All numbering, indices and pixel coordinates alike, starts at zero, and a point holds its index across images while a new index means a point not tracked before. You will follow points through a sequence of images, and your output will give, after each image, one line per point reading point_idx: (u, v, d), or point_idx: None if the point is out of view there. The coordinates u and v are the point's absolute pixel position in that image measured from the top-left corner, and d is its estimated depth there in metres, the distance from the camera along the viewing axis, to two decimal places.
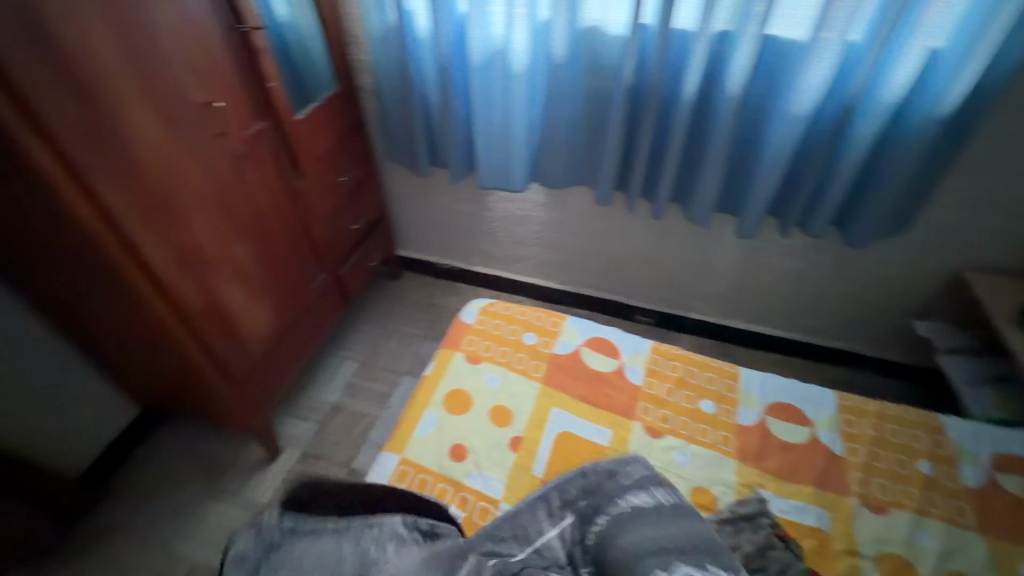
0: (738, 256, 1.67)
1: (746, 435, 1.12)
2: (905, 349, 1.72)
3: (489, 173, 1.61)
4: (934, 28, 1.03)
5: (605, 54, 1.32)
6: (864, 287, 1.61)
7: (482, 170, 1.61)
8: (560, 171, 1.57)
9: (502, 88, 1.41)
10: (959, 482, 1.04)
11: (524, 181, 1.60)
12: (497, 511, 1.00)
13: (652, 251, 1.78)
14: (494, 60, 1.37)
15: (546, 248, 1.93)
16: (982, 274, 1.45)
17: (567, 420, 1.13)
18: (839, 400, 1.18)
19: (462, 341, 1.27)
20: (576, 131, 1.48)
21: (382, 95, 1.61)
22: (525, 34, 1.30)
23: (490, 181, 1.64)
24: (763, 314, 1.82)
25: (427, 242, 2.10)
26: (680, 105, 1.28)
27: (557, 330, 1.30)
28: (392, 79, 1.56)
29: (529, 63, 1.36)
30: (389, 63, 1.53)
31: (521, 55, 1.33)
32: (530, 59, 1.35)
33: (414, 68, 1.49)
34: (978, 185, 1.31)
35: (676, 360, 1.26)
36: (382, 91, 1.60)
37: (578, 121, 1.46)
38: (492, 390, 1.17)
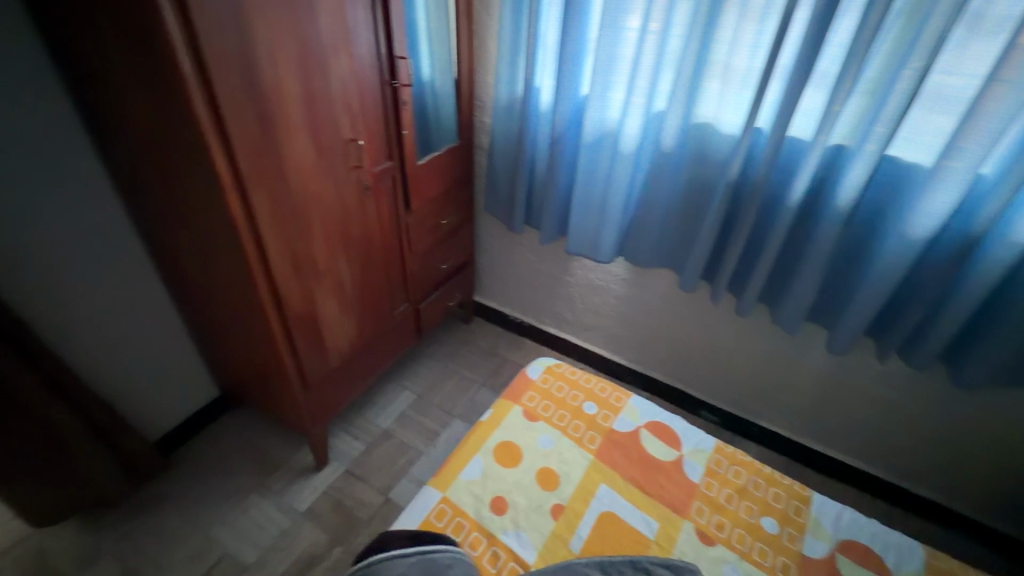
0: (823, 372, 1.58)
1: (810, 569, 1.02)
2: (1013, 520, 1.49)
3: (579, 240, 1.67)
4: None
5: (713, 149, 1.37)
6: (971, 436, 1.44)
7: (572, 236, 1.68)
8: (649, 250, 1.60)
9: (608, 165, 1.50)
10: None
11: (610, 254, 1.65)
12: None
13: (728, 347, 1.72)
14: (604, 140, 1.47)
15: (619, 323, 1.93)
16: None
17: (614, 500, 1.09)
18: (928, 557, 1.04)
19: (523, 395, 1.28)
20: (671, 216, 1.51)
21: (494, 154, 1.76)
22: (638, 121, 1.38)
23: (579, 248, 1.70)
24: (844, 441, 1.67)
25: (504, 294, 2.17)
26: (784, 209, 1.28)
27: (619, 405, 1.28)
28: (507, 142, 1.70)
29: (637, 147, 1.44)
30: (507, 129, 1.68)
31: (631, 139, 1.41)
32: (638, 143, 1.43)
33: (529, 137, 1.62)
34: None
35: (741, 466, 1.18)
36: (496, 151, 1.75)
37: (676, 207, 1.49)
38: (543, 451, 1.16)
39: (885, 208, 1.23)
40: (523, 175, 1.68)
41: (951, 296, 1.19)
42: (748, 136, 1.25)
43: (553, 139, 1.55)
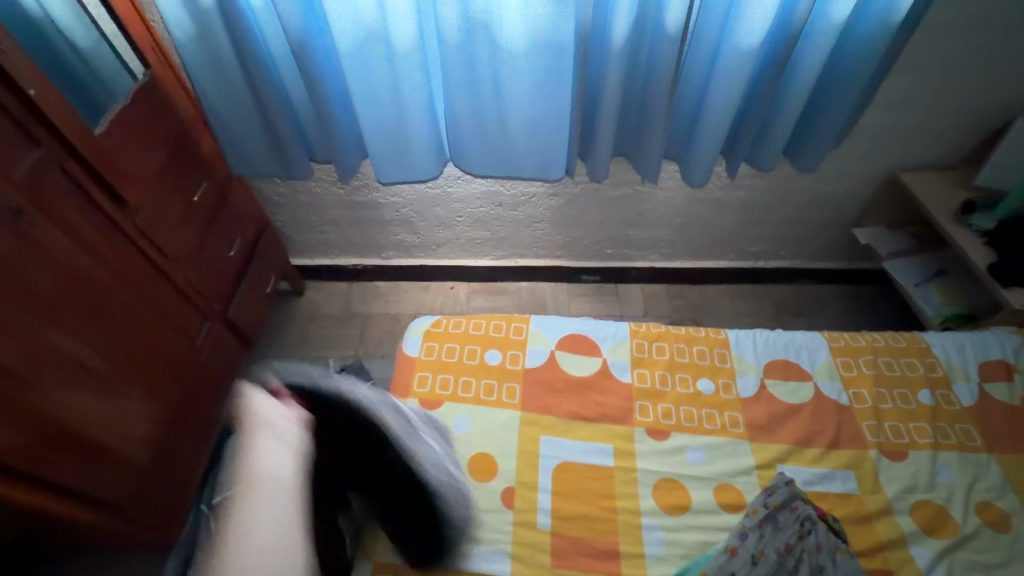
0: (680, 196, 1.56)
1: (752, 408, 1.02)
2: (842, 256, 1.74)
3: (397, 168, 1.29)
4: None
5: (497, 19, 1.02)
6: (805, 202, 1.56)
7: (381, 165, 1.28)
8: (483, 157, 1.29)
9: (388, 77, 1.10)
10: (958, 404, 1.01)
11: (434, 168, 1.32)
12: None
13: (591, 207, 1.62)
14: (368, 42, 1.04)
15: (472, 224, 1.70)
16: (916, 173, 1.43)
17: (561, 448, 0.96)
18: (831, 343, 1.11)
19: (413, 381, 1.02)
20: (481, 111, 1.18)
21: (211, 95, 1.18)
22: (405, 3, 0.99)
23: (394, 173, 1.30)
24: (709, 247, 1.74)
25: (330, 244, 1.78)
26: (615, 51, 1.06)
27: (523, 338, 1.09)
28: (226, 84, 1.15)
29: (417, 45, 1.07)
30: (220, 74, 1.13)
31: (406, 36, 1.04)
32: (417, 42, 1.06)
33: (258, 57, 1.09)
34: (911, 84, 1.27)
35: (662, 340, 1.11)
36: (206, 97, 1.18)
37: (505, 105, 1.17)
38: (464, 437, 0.95)
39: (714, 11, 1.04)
40: (276, 113, 1.19)
41: (783, 100, 1.17)
42: None
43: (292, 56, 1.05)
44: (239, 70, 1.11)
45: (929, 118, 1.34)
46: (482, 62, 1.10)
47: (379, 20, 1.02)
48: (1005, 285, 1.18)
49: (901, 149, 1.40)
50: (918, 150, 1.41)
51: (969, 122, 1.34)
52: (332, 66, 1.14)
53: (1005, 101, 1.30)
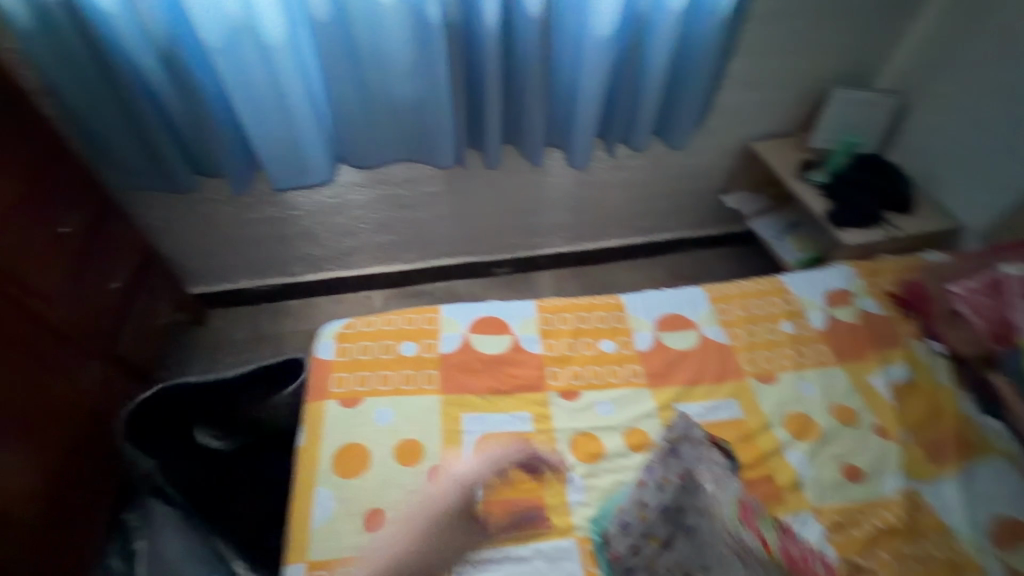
0: (572, 182, 1.68)
1: (650, 359, 1.13)
2: (719, 222, 1.95)
3: (294, 175, 1.33)
4: None
5: (373, 4, 1.07)
6: (680, 177, 1.74)
7: (273, 169, 1.31)
8: (372, 149, 1.34)
9: (264, 67, 1.12)
10: (813, 328, 1.18)
11: (328, 170, 1.36)
12: None
13: (492, 201, 1.69)
14: (238, 37, 1.06)
15: (378, 230, 1.70)
16: (765, 142, 1.65)
17: (482, 422, 1.00)
18: (709, 293, 1.25)
19: (329, 383, 1.02)
20: (372, 97, 1.24)
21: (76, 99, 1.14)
22: None
23: (289, 179, 1.34)
24: (605, 227, 1.88)
25: (230, 266, 1.71)
26: (487, 39, 1.13)
27: (435, 326, 1.12)
28: (89, 84, 1.11)
29: (288, 36, 1.09)
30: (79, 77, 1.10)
31: (276, 30, 1.06)
32: (288, 34, 1.08)
33: (121, 58, 1.07)
34: (754, 66, 1.43)
35: (565, 311, 1.19)
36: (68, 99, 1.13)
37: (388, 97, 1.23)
38: (387, 427, 0.97)
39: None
40: (149, 116, 1.17)
41: (644, 84, 1.29)
42: None
43: (166, 53, 1.08)
44: (102, 80, 1.11)
45: (773, 92, 1.52)
46: (359, 53, 1.15)
47: (244, 14, 1.04)
48: (839, 227, 1.39)
49: (752, 122, 1.59)
50: (764, 122, 1.62)
51: (803, 94, 1.55)
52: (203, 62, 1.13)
53: (823, 75, 1.52)
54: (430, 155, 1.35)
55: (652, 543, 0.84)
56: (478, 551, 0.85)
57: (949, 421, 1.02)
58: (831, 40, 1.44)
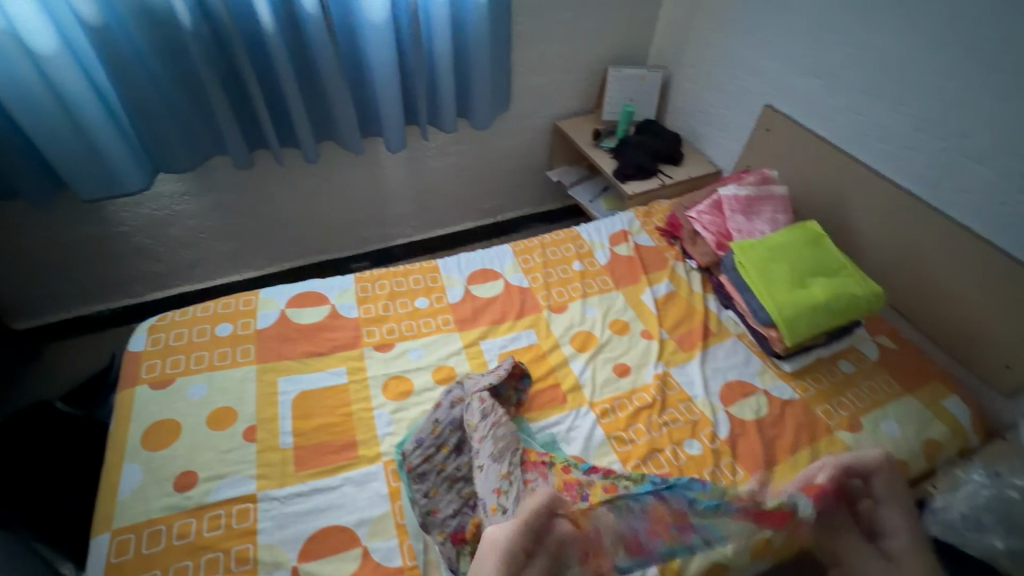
0: (404, 171, 1.81)
1: (459, 308, 1.28)
2: (554, 197, 2.17)
3: (100, 183, 1.33)
4: None
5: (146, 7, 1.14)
6: (505, 158, 1.93)
7: (73, 180, 1.31)
8: (182, 151, 1.39)
9: (36, 73, 1.14)
10: (598, 264, 1.39)
11: (140, 180, 1.38)
12: (256, 542, 0.87)
13: (330, 197, 1.77)
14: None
15: (217, 239, 1.72)
16: (568, 120, 1.88)
17: (298, 381, 1.09)
18: (514, 248, 1.43)
19: (141, 370, 1.06)
20: (170, 98, 1.29)
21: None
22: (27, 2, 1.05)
23: (95, 190, 1.34)
24: (450, 212, 2.03)
25: (57, 295, 1.65)
26: (270, 38, 1.24)
27: (253, 306, 1.20)
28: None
29: (59, 42, 1.12)
30: None
31: (42, 34, 1.09)
32: (58, 39, 1.12)
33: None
34: (534, 51, 1.67)
35: (383, 279, 1.31)
36: None
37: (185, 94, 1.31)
38: (200, 400, 1.03)
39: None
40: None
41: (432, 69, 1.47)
42: None
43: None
44: None
45: (559, 75, 1.77)
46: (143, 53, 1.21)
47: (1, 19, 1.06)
48: (625, 182, 1.64)
49: (551, 103, 1.83)
50: (563, 103, 1.86)
51: (587, 75, 1.80)
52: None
53: (600, 58, 1.78)
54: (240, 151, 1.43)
55: (443, 451, 0.96)
56: (286, 489, 0.93)
57: (697, 317, 1.26)
58: (597, 28, 1.71)
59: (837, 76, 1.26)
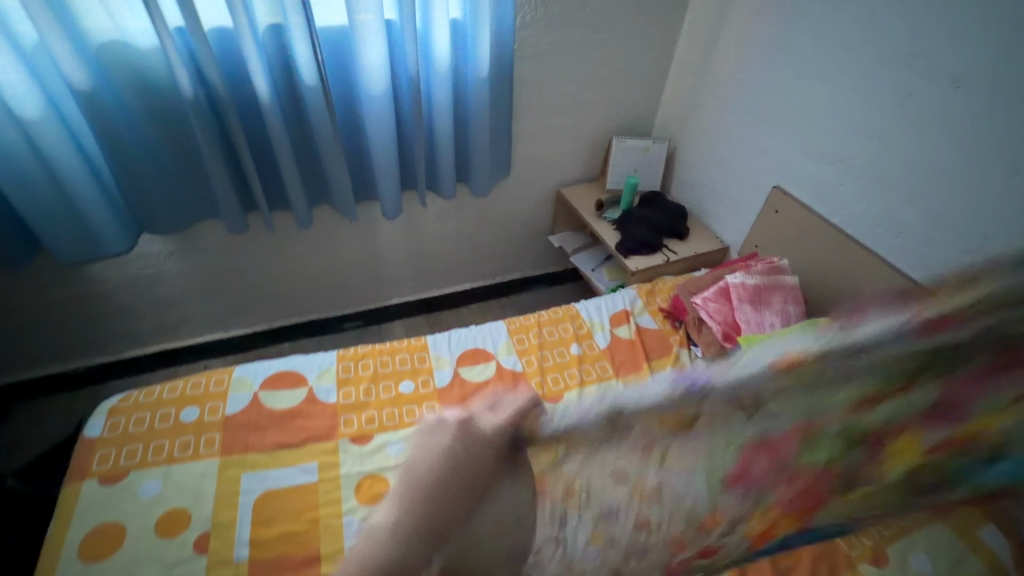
0: (402, 234, 1.76)
1: (447, 394, 1.19)
2: (556, 261, 2.11)
3: (83, 245, 1.29)
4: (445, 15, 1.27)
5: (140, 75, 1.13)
6: (506, 222, 1.89)
7: (52, 241, 1.26)
8: (169, 214, 1.35)
9: (20, 138, 1.10)
10: (597, 347, 1.31)
11: (125, 241, 1.34)
12: None
13: (324, 259, 1.72)
14: None
15: (204, 299, 1.65)
16: (572, 187, 1.85)
17: (262, 479, 0.99)
18: (509, 326, 1.36)
19: (92, 462, 0.97)
20: (160, 162, 1.26)
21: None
22: (13, 67, 1.02)
23: (78, 253, 1.31)
24: (449, 273, 1.96)
25: (32, 355, 1.57)
26: (265, 109, 1.22)
27: (224, 388, 1.11)
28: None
29: (43, 104, 1.08)
30: None
31: (26, 97, 1.05)
32: (41, 101, 1.08)
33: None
34: (537, 120, 1.66)
35: (367, 358, 1.23)
36: None
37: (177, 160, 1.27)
38: (152, 500, 0.93)
39: (342, 60, 1.29)
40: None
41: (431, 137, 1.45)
42: (166, 37, 1.07)
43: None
44: None
45: (563, 144, 1.75)
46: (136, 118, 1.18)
47: None
48: (628, 256, 1.58)
49: (554, 170, 1.80)
50: (567, 170, 1.82)
51: (592, 144, 1.78)
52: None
53: (605, 127, 1.76)
54: (229, 216, 1.38)
55: None
56: None
57: None
58: (603, 100, 1.69)
59: (849, 164, 1.20)
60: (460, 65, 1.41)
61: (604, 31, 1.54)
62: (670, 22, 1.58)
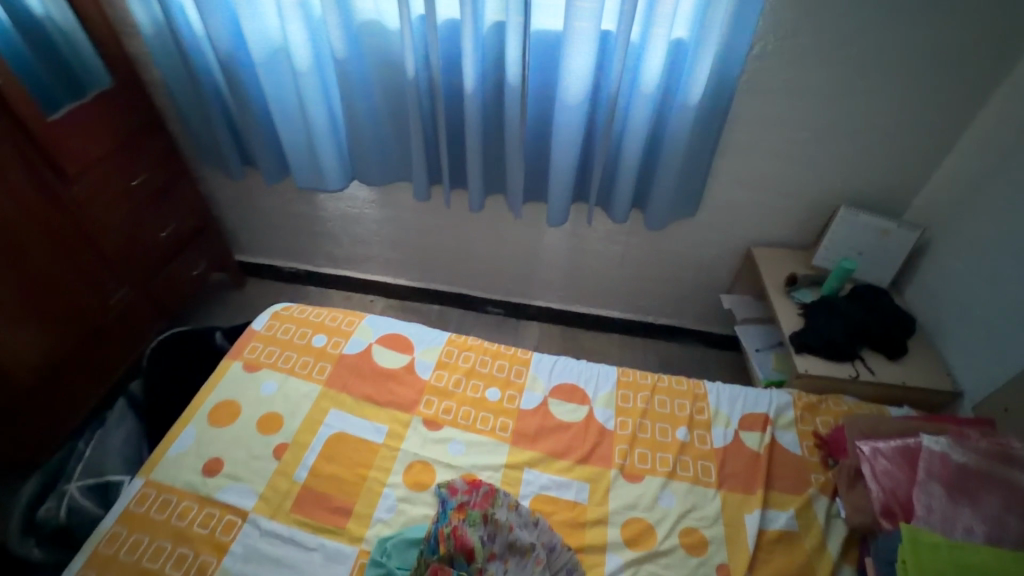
0: (564, 244, 1.73)
1: (526, 419, 1.15)
2: (722, 321, 1.83)
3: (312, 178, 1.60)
4: (667, 27, 1.17)
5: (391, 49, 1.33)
6: (676, 264, 1.70)
7: (296, 169, 1.58)
8: (375, 169, 1.57)
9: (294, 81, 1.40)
10: (709, 444, 1.11)
11: (340, 183, 1.61)
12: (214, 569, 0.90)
13: (488, 244, 1.80)
14: (278, 56, 1.36)
15: (388, 245, 1.88)
16: (767, 248, 1.57)
17: (342, 420, 1.11)
18: (620, 376, 1.23)
19: (244, 348, 1.22)
20: (381, 124, 1.48)
21: (167, 81, 1.47)
22: (300, 27, 1.28)
23: (310, 182, 1.62)
24: (602, 296, 1.86)
25: (266, 249, 1.99)
26: (467, 97, 1.32)
27: (352, 330, 1.27)
28: (176, 70, 1.46)
29: (313, 58, 1.35)
30: (176, 75, 1.46)
31: (301, 51, 1.32)
32: (313, 54, 1.34)
33: (195, 58, 1.40)
34: (747, 163, 1.43)
35: (471, 351, 1.27)
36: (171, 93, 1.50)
37: (399, 125, 1.48)
38: (266, 398, 1.13)
39: (552, 65, 1.30)
40: (209, 101, 1.48)
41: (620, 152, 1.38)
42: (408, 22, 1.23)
43: (223, 62, 1.38)
44: (187, 76, 1.46)
45: (771, 198, 1.49)
46: (376, 84, 1.39)
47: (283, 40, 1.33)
48: (800, 353, 1.28)
49: (751, 224, 1.55)
50: (768, 227, 1.55)
51: (807, 207, 1.48)
52: (252, 70, 1.43)
53: (831, 191, 1.44)
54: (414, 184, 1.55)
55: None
56: (258, 517, 0.96)
57: None
58: (839, 159, 1.39)
59: None
60: (670, 88, 1.29)
61: (871, 77, 1.26)
62: (965, 82, 1.23)
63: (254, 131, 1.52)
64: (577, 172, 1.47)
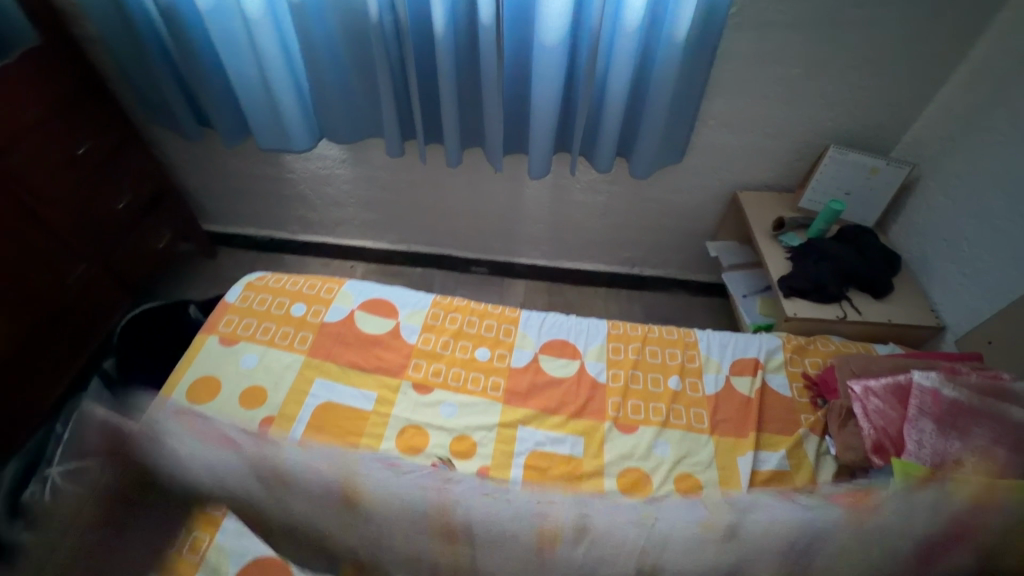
0: (547, 197, 1.67)
1: (517, 376, 1.13)
2: (708, 268, 1.82)
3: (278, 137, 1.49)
4: None
5: None
6: (662, 213, 1.67)
7: (258, 127, 1.47)
8: (344, 125, 1.47)
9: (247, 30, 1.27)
10: (701, 391, 1.11)
11: (308, 141, 1.51)
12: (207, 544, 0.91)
13: (468, 201, 1.73)
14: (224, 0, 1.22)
15: (363, 206, 1.80)
16: (754, 192, 1.54)
17: (329, 389, 1.08)
18: (610, 329, 1.21)
19: (219, 321, 1.16)
20: (346, 73, 1.37)
21: (105, 36, 1.33)
22: None
23: (276, 143, 1.52)
24: (587, 249, 1.82)
25: (234, 215, 1.89)
26: (438, 39, 1.21)
27: (332, 297, 1.22)
28: (110, 24, 1.30)
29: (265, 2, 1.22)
30: (112, 27, 1.31)
31: None
32: None
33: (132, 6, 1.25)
34: (735, 103, 1.37)
35: (456, 312, 1.23)
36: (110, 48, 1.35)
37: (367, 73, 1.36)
38: (247, 370, 1.09)
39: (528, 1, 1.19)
40: (152, 54, 1.34)
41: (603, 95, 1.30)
42: None
43: (164, 9, 1.24)
44: (126, 27, 1.31)
45: (759, 140, 1.44)
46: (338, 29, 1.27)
47: None
48: (788, 297, 1.27)
49: (738, 167, 1.51)
50: (755, 171, 1.51)
51: (795, 147, 1.44)
52: (198, 19, 1.29)
53: (820, 130, 1.40)
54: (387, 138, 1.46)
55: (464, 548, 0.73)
56: None
57: None
58: (830, 95, 1.34)
59: None
60: (655, 23, 1.21)
61: (868, 6, 1.19)
62: (963, 8, 1.17)
63: (208, 87, 1.40)
64: (559, 118, 1.39)
